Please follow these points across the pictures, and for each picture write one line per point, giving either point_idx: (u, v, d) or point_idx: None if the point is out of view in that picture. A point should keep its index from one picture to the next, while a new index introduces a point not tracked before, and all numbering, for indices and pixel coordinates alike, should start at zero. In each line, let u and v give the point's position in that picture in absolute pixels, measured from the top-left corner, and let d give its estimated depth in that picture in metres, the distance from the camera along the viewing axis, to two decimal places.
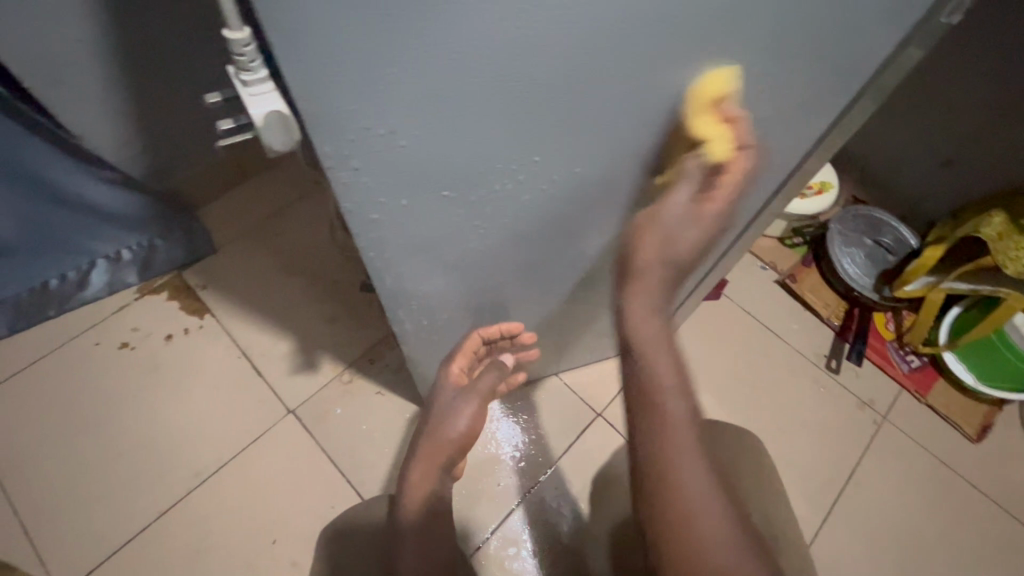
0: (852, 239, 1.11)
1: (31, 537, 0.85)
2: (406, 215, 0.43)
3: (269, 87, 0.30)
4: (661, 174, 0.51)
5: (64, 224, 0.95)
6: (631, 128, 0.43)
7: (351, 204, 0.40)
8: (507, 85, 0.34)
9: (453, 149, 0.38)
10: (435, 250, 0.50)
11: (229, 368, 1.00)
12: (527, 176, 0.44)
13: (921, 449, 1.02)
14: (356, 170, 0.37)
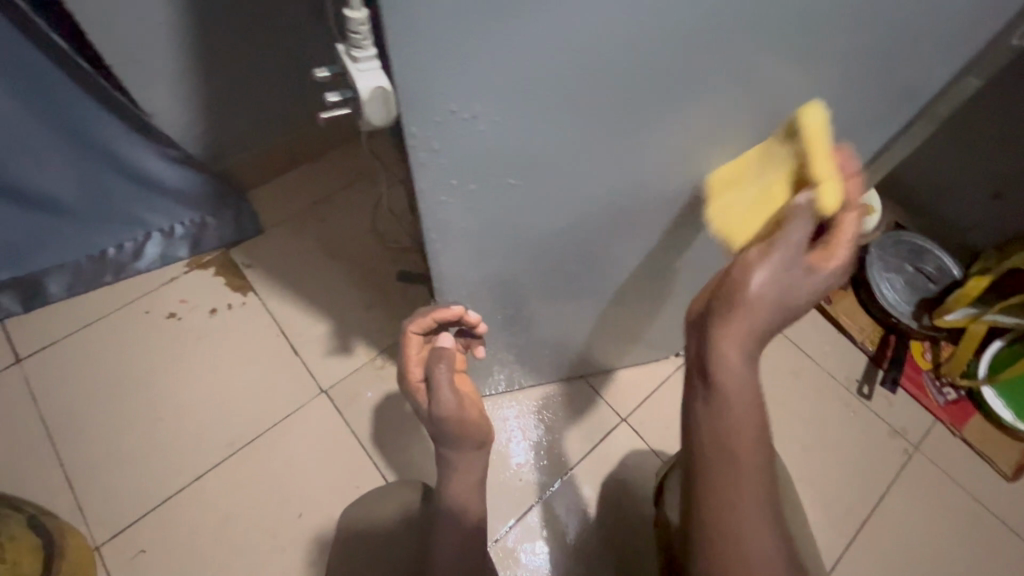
0: (893, 264, 1.10)
1: (74, 488, 0.89)
2: (472, 200, 0.45)
3: (376, 63, 0.33)
4: None
5: (128, 194, 1.01)
6: (693, 134, 0.45)
7: (424, 185, 0.43)
8: (586, 79, 0.36)
9: (526, 139, 0.40)
10: (491, 240, 0.52)
11: (269, 345, 1.03)
12: (588, 172, 0.46)
13: (953, 483, 1.00)
14: (435, 152, 0.39)
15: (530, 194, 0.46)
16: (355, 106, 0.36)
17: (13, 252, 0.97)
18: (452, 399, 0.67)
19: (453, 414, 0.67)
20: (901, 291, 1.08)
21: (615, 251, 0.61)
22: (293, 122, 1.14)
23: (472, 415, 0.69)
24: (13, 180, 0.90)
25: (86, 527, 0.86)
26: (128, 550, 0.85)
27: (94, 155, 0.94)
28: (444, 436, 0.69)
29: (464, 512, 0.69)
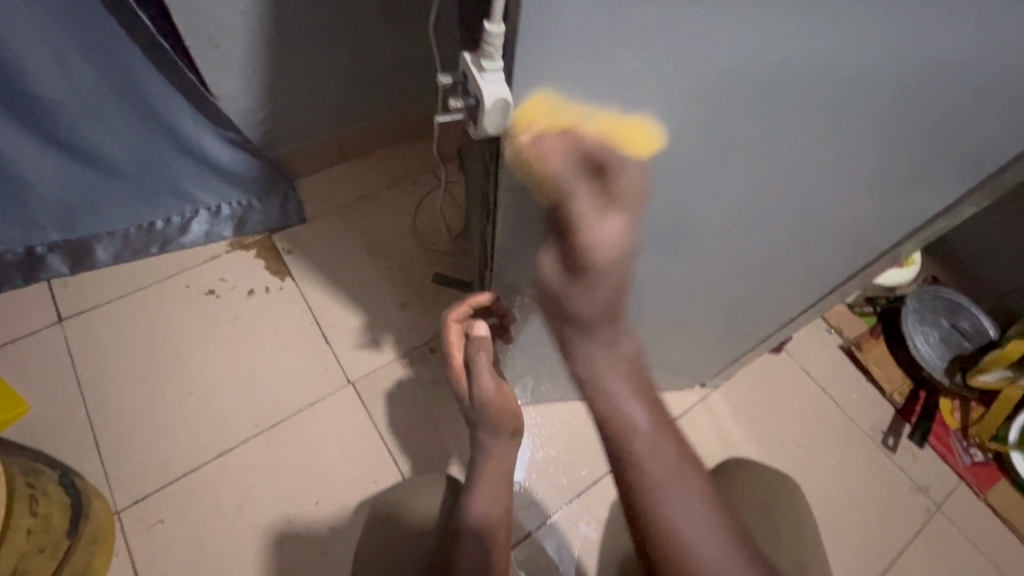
0: (929, 319, 1.09)
1: (102, 452, 0.90)
2: (546, 206, 0.50)
3: (501, 76, 0.37)
4: (766, 210, 0.56)
5: (182, 169, 1.04)
6: (755, 160, 0.49)
7: (507, 180, 0.48)
8: (669, 104, 0.41)
9: (606, 153, 0.45)
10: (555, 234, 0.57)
11: (301, 331, 1.05)
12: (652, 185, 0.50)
13: (973, 546, 0.98)
14: (526, 156, 0.44)
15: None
16: (471, 115, 0.39)
17: (67, 214, 1.00)
18: (493, 386, 0.68)
19: (495, 402, 0.69)
20: (937, 346, 1.06)
21: (661, 263, 0.64)
22: (347, 117, 1.17)
23: (509, 405, 0.70)
24: (78, 144, 0.92)
25: (109, 491, 0.87)
26: (147, 518, 0.86)
27: (155, 127, 0.96)
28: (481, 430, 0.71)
29: (489, 522, 0.67)
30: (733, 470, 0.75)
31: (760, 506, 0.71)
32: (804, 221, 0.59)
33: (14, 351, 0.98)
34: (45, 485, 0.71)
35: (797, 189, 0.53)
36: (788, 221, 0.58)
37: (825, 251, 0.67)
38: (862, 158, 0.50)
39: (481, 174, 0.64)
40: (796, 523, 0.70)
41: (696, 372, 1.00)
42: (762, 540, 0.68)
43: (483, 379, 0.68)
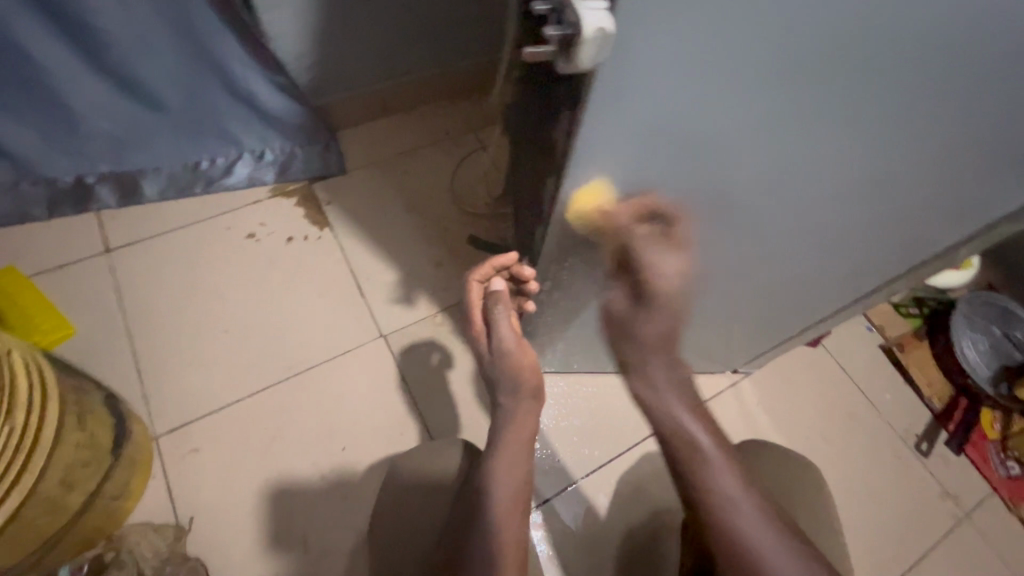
0: (979, 325, 1.04)
1: (142, 379, 0.93)
2: (618, 166, 0.49)
3: (603, 6, 0.36)
4: (839, 193, 0.54)
5: (229, 111, 1.04)
6: (844, 132, 0.46)
7: (588, 130, 0.45)
8: (764, 67, 0.40)
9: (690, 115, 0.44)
10: (618, 205, 0.54)
11: (337, 281, 1.06)
12: (733, 149, 0.47)
13: (999, 558, 0.95)
14: (608, 108, 0.43)
15: (673, 162, 0.49)
16: (565, 49, 0.38)
17: (116, 146, 1.01)
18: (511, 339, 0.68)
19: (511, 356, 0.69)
20: (985, 354, 1.02)
21: (717, 242, 0.61)
22: (394, 70, 1.15)
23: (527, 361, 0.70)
24: (130, 75, 0.93)
25: (148, 417, 0.90)
26: (182, 446, 0.89)
27: (204, 65, 0.96)
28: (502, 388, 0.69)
29: (510, 481, 0.62)
30: (757, 460, 0.70)
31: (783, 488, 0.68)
32: (876, 208, 0.56)
33: (63, 276, 1.01)
34: (92, 404, 0.73)
35: (880, 165, 0.50)
36: (862, 202, 0.55)
37: (892, 241, 0.63)
38: (956, 134, 0.47)
39: (534, 131, 0.62)
40: (823, 513, 0.66)
41: (730, 357, 0.99)
42: None
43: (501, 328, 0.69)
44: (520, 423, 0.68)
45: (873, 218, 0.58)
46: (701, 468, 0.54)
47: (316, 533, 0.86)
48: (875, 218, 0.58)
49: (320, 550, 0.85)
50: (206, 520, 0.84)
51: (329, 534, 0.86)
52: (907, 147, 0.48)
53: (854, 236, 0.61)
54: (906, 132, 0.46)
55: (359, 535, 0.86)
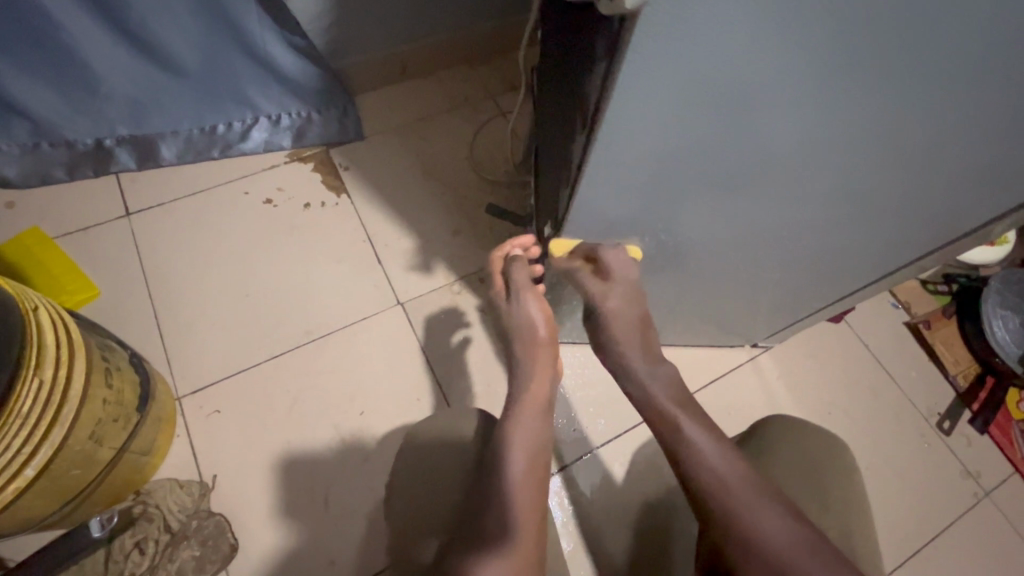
0: (1011, 302, 1.01)
1: (164, 341, 0.95)
2: (652, 134, 0.46)
3: None
4: (883, 161, 0.51)
5: (246, 74, 1.02)
6: (894, 93, 0.43)
7: (627, 74, 0.40)
8: (823, 21, 0.36)
9: (736, 78, 0.40)
10: (648, 176, 0.52)
11: (355, 248, 1.05)
12: (783, 110, 0.44)
13: (1019, 537, 0.95)
14: (647, 68, 0.40)
15: (710, 132, 0.46)
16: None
17: (134, 107, 1.00)
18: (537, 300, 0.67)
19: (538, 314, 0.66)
20: (1015, 332, 0.99)
21: (748, 211, 0.58)
22: (412, 33, 1.12)
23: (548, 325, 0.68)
24: (147, 33, 0.91)
25: (171, 378, 0.92)
26: (205, 408, 0.90)
27: (221, 24, 0.93)
28: (515, 338, 0.67)
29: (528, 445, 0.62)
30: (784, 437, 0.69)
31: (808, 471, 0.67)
32: (918, 175, 0.54)
33: (85, 239, 1.01)
34: (119, 361, 0.74)
35: (933, 126, 0.47)
36: (908, 168, 0.52)
37: (930, 210, 0.61)
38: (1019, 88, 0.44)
39: (563, 91, 0.60)
40: (846, 487, 0.66)
41: (750, 332, 0.97)
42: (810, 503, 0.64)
43: (518, 280, 0.67)
44: (538, 378, 0.66)
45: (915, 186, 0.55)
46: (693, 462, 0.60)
47: (334, 494, 0.87)
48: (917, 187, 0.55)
49: (340, 511, 0.86)
50: (228, 478, 0.86)
51: (348, 497, 0.87)
52: (965, 106, 0.45)
53: (891, 205, 0.59)
54: (956, 92, 0.43)
55: (378, 497, 0.87)
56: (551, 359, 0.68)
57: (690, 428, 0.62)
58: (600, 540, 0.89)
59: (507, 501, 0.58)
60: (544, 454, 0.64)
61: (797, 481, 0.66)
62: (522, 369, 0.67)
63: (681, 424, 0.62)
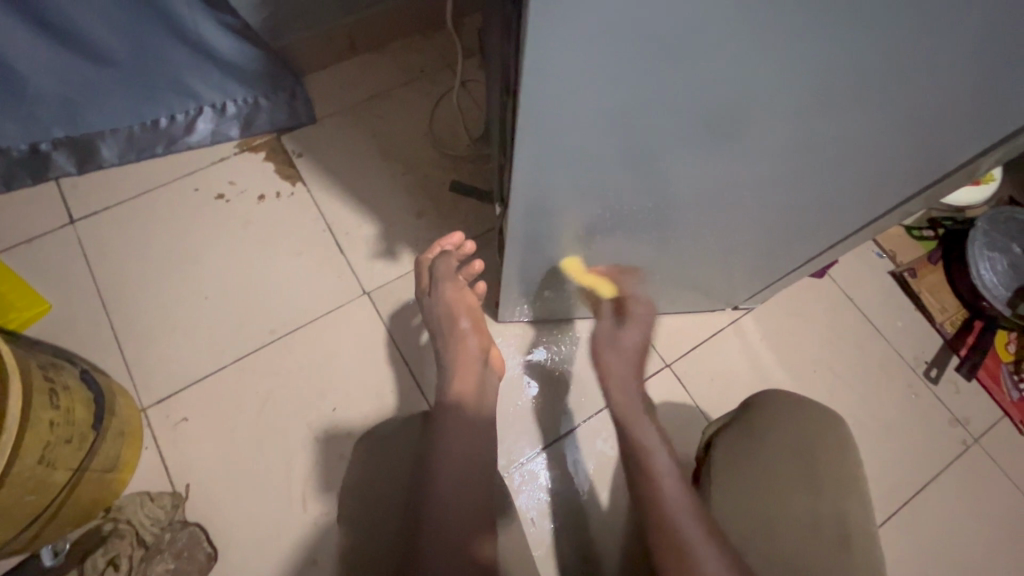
0: (999, 244, 0.98)
1: (124, 350, 0.91)
2: (576, 108, 0.42)
3: None
4: (843, 115, 0.47)
5: (182, 63, 0.95)
6: (856, 35, 0.38)
7: (533, 43, 0.36)
8: None
9: (657, 33, 0.36)
10: (585, 150, 0.48)
11: (314, 239, 1.01)
12: (721, 58, 0.39)
13: (1008, 479, 0.94)
14: (556, 35, 0.36)
15: (638, 99, 0.42)
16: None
17: (66, 109, 0.92)
18: (450, 290, 0.77)
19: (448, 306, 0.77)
20: (1002, 274, 0.96)
21: (711, 170, 0.54)
22: (356, 3, 1.05)
23: (460, 312, 0.77)
24: (69, 28, 0.83)
25: (134, 389, 0.89)
26: (171, 416, 0.87)
27: (146, 10, 0.86)
28: (437, 328, 0.78)
29: (464, 449, 0.67)
30: (777, 416, 0.63)
31: (794, 444, 0.61)
32: (891, 126, 0.49)
33: (31, 250, 0.97)
34: (66, 379, 0.72)
35: (903, 71, 0.42)
36: (886, 116, 0.47)
37: (907, 160, 0.57)
38: (1004, 22, 0.38)
39: (501, 54, 0.55)
40: (842, 476, 0.60)
41: (730, 295, 0.94)
42: (801, 489, 0.59)
43: (444, 271, 0.78)
44: (463, 372, 0.75)
45: (885, 137, 0.51)
46: (636, 442, 0.66)
47: (312, 493, 0.85)
48: (886, 137, 0.51)
49: (319, 510, 0.84)
50: (202, 486, 0.84)
51: (326, 495, 0.85)
52: (948, 41, 0.40)
53: (862, 159, 0.55)
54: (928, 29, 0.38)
55: None
56: (476, 355, 0.77)
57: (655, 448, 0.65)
58: (586, 517, 0.88)
59: (442, 495, 0.61)
60: (484, 448, 0.69)
61: (784, 464, 0.60)
62: (447, 362, 0.76)
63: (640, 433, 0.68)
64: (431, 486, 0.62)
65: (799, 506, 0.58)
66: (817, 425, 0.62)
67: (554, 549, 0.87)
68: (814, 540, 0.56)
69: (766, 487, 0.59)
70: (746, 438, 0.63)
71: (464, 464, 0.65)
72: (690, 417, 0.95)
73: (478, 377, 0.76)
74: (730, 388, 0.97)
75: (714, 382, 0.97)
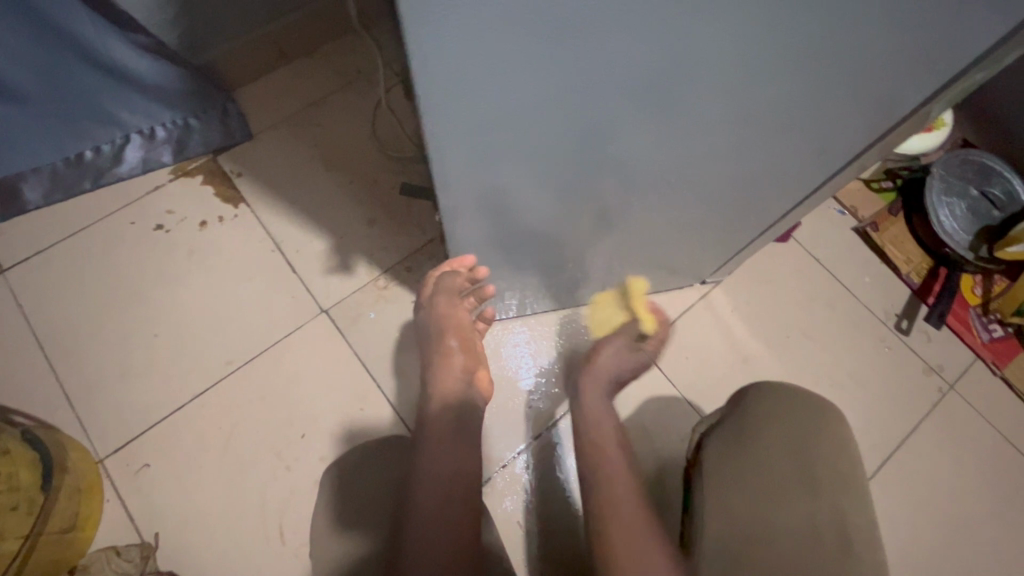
0: (956, 188, 0.97)
1: (73, 403, 0.86)
2: (484, 109, 0.40)
3: None
4: (772, 84, 0.44)
5: (99, 91, 0.89)
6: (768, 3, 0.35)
7: (415, 46, 0.33)
8: None
9: (550, 18, 0.33)
10: (509, 148, 0.45)
11: (263, 261, 0.97)
12: (632, 14, 0.35)
13: (986, 422, 0.94)
14: (437, 34, 0.33)
15: (548, 89, 0.39)
16: None
17: None
18: (444, 305, 0.77)
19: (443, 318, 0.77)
20: (962, 219, 0.96)
21: (658, 142, 0.50)
22: (275, 8, 0.99)
23: (453, 325, 0.77)
24: None
25: (88, 441, 0.84)
26: (132, 464, 0.83)
27: (51, 39, 0.79)
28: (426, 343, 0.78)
29: (447, 464, 0.64)
30: (761, 416, 0.60)
31: (792, 444, 0.57)
32: (827, 95, 0.47)
33: None
34: (7, 444, 0.70)
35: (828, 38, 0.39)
36: (825, 76, 0.44)
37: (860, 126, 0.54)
38: None
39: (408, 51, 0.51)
40: (842, 467, 0.56)
41: (696, 270, 0.92)
42: (796, 488, 0.54)
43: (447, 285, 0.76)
44: (447, 385, 0.74)
45: (825, 106, 0.48)
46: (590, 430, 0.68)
47: (290, 525, 0.82)
48: (828, 105, 0.48)
49: (298, 541, 0.81)
50: (173, 533, 0.80)
51: (304, 527, 0.82)
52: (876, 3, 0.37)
53: (809, 128, 0.52)
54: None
55: None
56: (460, 373, 0.76)
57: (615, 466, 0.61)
58: (574, 514, 0.87)
59: (419, 521, 0.58)
60: (468, 458, 0.67)
61: (780, 464, 0.55)
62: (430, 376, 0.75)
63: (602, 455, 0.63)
64: (413, 510, 0.59)
65: (800, 513, 0.52)
66: (808, 422, 0.58)
67: (544, 550, 0.85)
68: (822, 543, 0.50)
69: (762, 490, 0.55)
70: (738, 448, 0.59)
71: (442, 481, 0.62)
72: (669, 397, 0.93)
73: (461, 389, 0.74)
74: (706, 364, 0.96)
75: (688, 359, 0.96)
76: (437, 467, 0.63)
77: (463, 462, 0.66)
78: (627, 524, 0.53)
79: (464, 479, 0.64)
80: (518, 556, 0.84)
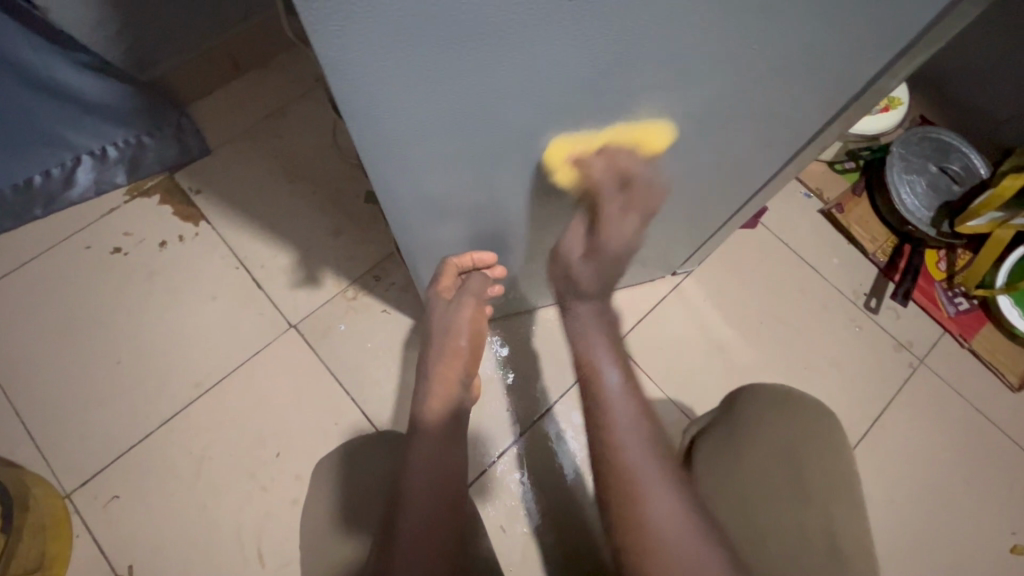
0: (916, 165, 0.98)
1: (35, 438, 0.84)
2: (420, 126, 0.38)
3: None
4: (720, 84, 0.43)
5: (45, 113, 0.85)
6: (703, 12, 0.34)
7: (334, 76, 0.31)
8: None
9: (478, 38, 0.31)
10: (452, 159, 0.43)
11: (227, 279, 0.95)
12: (565, 31, 0.33)
13: (957, 395, 0.96)
14: (358, 64, 0.30)
15: (484, 103, 0.37)
16: None
17: None
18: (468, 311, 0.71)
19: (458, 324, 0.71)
20: (923, 196, 0.97)
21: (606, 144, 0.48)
22: (223, 21, 0.96)
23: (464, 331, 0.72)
24: None
25: (53, 476, 0.82)
26: (101, 497, 0.81)
27: None
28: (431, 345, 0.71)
29: (434, 472, 0.61)
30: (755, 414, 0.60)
31: (776, 449, 0.57)
32: (775, 93, 0.46)
33: None
34: None
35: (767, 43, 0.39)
36: (769, 76, 0.43)
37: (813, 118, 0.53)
38: None
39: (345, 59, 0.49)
40: (832, 470, 0.56)
41: (665, 262, 0.92)
42: (783, 489, 0.55)
43: (470, 287, 0.71)
44: (439, 389, 0.69)
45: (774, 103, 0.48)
46: (607, 419, 0.56)
47: (268, 547, 0.80)
48: (776, 102, 0.47)
49: (278, 563, 0.80)
50: (147, 565, 0.78)
51: (283, 547, 0.80)
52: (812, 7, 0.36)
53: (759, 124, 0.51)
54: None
55: None
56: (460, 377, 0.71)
57: (611, 379, 0.58)
58: (557, 515, 0.86)
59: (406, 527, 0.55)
60: (452, 469, 0.64)
61: (773, 467, 0.56)
62: (428, 367, 0.71)
63: (596, 356, 0.60)
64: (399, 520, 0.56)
65: (785, 513, 0.54)
66: (803, 424, 0.58)
67: (530, 553, 0.84)
68: (806, 545, 0.52)
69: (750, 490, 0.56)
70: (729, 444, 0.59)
71: (426, 490, 0.60)
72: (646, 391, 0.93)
73: (453, 398, 0.70)
74: (681, 355, 0.96)
75: (663, 352, 0.96)
76: (422, 476, 0.60)
77: (449, 469, 0.63)
78: (657, 511, 0.50)
79: (448, 487, 0.62)
80: (503, 560, 0.84)
